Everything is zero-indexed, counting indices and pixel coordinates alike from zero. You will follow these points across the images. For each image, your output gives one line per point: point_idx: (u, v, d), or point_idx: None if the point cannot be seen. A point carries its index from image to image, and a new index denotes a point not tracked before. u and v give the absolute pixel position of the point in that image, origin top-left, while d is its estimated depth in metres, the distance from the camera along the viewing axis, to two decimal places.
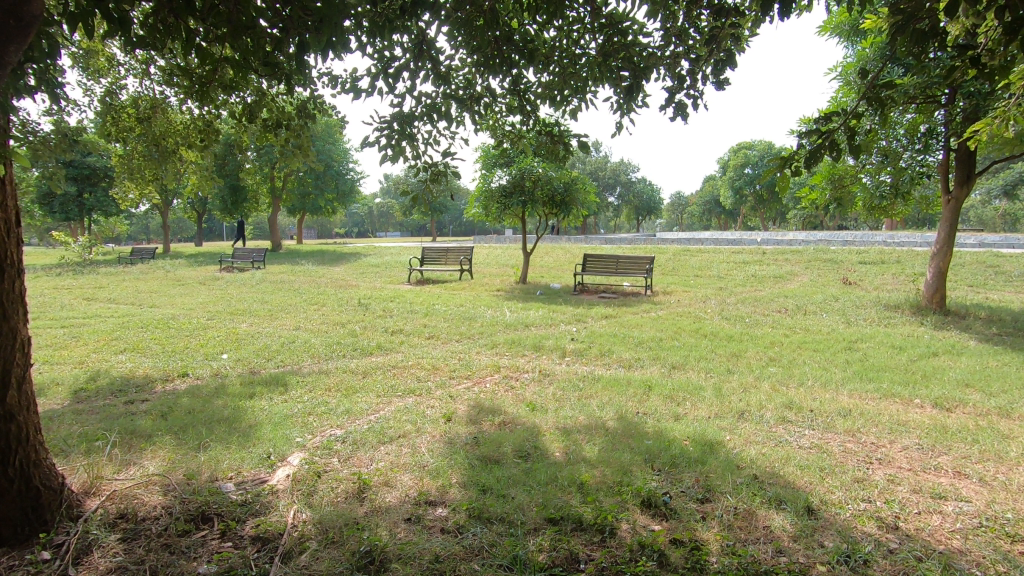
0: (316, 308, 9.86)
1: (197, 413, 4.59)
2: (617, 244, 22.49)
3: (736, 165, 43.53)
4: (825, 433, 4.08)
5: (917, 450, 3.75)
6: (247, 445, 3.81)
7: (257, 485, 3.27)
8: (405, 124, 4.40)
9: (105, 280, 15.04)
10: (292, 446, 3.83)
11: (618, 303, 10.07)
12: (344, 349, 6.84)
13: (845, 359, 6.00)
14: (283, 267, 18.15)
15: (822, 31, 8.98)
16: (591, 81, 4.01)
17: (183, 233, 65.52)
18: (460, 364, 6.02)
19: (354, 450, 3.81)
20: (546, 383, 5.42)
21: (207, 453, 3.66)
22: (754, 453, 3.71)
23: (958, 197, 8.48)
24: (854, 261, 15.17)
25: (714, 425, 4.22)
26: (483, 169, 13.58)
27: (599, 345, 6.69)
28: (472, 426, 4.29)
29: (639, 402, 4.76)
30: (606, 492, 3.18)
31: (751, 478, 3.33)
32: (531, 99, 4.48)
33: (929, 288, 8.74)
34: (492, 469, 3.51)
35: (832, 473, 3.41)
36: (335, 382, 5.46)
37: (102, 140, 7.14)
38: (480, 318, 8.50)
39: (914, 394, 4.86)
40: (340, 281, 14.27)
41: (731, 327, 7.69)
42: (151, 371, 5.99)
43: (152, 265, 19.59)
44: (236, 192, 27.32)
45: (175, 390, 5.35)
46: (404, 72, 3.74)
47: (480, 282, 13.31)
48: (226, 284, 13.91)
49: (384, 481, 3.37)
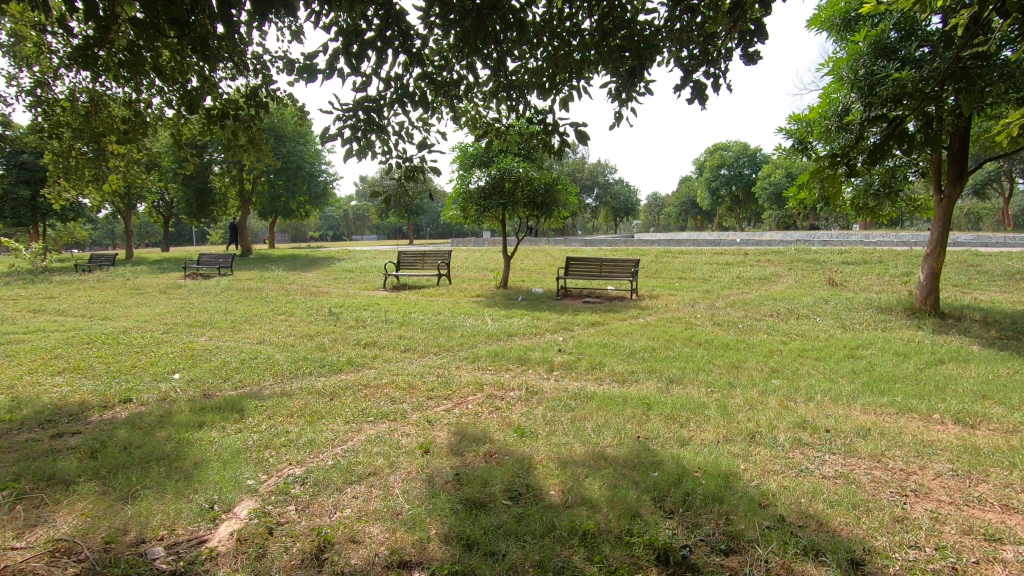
0: (282, 318, 9.19)
1: (133, 450, 3.96)
2: (597, 246, 22.13)
3: (713, 166, 43.74)
4: (847, 458, 3.67)
5: (953, 478, 3.36)
6: (187, 494, 3.22)
7: (193, 548, 2.71)
8: (374, 114, 3.90)
9: (57, 290, 14.02)
10: (240, 491, 3.25)
11: (604, 308, 9.64)
12: (310, 366, 6.23)
13: (850, 368, 5.64)
14: (252, 273, 17.31)
15: (810, 26, 8.71)
16: (587, 62, 3.58)
17: (149, 238, 63.32)
18: (438, 382, 5.48)
19: (315, 494, 3.25)
20: (534, 402, 4.92)
21: (135, 506, 3.07)
22: (775, 487, 3.27)
23: (950, 196, 8.24)
24: (836, 262, 15.03)
25: (725, 452, 3.78)
26: (460, 169, 12.99)
27: (589, 357, 6.21)
28: (453, 459, 3.76)
29: (639, 425, 4.28)
30: (614, 545, 2.69)
31: (779, 521, 2.88)
32: (519, 86, 4.02)
33: (922, 291, 8.50)
34: (479, 516, 2.99)
35: (867, 511, 2.99)
36: (298, 406, 4.88)
37: (34, 136, 6.48)
38: (460, 328, 7.97)
39: (932, 409, 4.50)
40: (311, 288, 13.53)
41: (725, 334, 7.30)
42: (88, 397, 5.30)
43: (110, 272, 18.49)
44: (202, 195, 26.16)
45: (112, 420, 4.70)
46: (370, 49, 3.22)
47: (458, 287, 12.76)
48: (187, 293, 13.05)
49: (349, 535, 2.82)
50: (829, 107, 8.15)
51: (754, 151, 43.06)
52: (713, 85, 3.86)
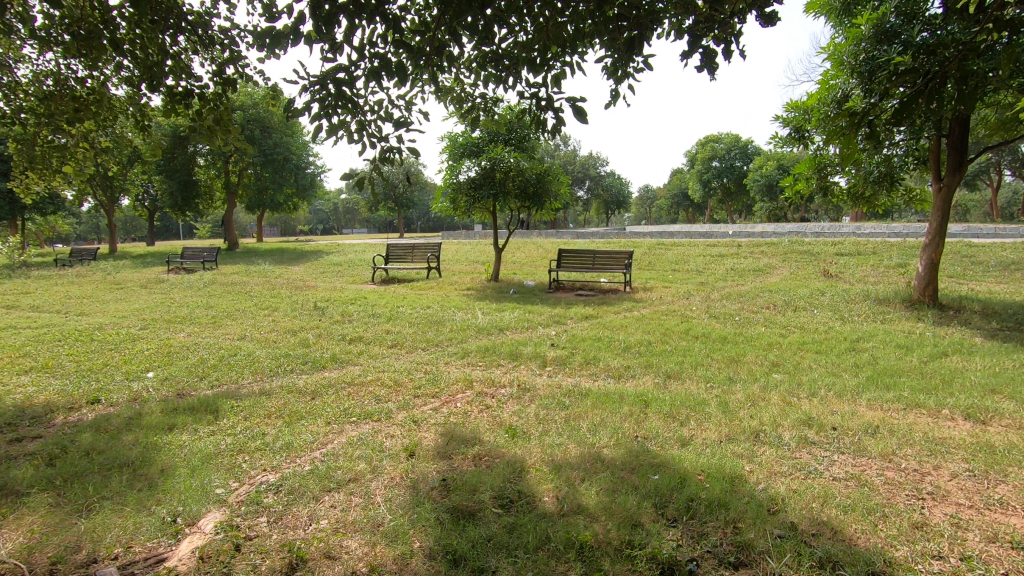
0: (266, 313, 8.88)
1: (95, 456, 3.68)
2: (589, 238, 21.92)
3: (704, 159, 43.63)
4: (857, 458, 3.48)
5: (970, 479, 3.17)
6: (148, 505, 2.95)
7: (151, 568, 2.45)
8: (346, 88, 3.61)
9: (33, 285, 13.57)
10: (208, 502, 2.98)
11: (598, 301, 9.42)
12: (291, 363, 5.95)
13: (853, 362, 5.45)
14: (237, 267, 16.91)
15: (810, 9, 8.45)
16: (583, 31, 3.30)
17: (135, 232, 62.34)
18: (425, 379, 5.23)
19: (289, 504, 3.00)
20: (526, 400, 4.68)
21: (91, 519, 2.80)
22: (784, 490, 3.06)
23: (950, 185, 8.06)
24: (830, 253, 14.89)
25: (728, 452, 3.57)
26: (450, 159, 12.64)
27: (583, 352, 5.98)
28: (439, 463, 3.52)
29: (637, 424, 4.06)
30: (614, 559, 2.47)
31: (790, 529, 2.68)
32: (508, 58, 3.73)
33: (920, 281, 8.34)
34: (468, 526, 2.76)
35: (884, 517, 2.80)
36: (276, 406, 4.61)
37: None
38: (450, 322, 7.71)
39: (941, 404, 4.31)
40: (297, 282, 13.20)
41: (722, 327, 7.10)
42: (54, 398, 5.00)
43: (91, 267, 18.00)
44: (187, 187, 25.59)
45: (77, 423, 4.41)
46: (340, 12, 2.93)
47: (449, 281, 12.50)
48: (169, 288, 12.67)
49: (324, 550, 2.58)
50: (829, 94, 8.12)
51: (745, 142, 42.97)
52: (724, 53, 3.54)
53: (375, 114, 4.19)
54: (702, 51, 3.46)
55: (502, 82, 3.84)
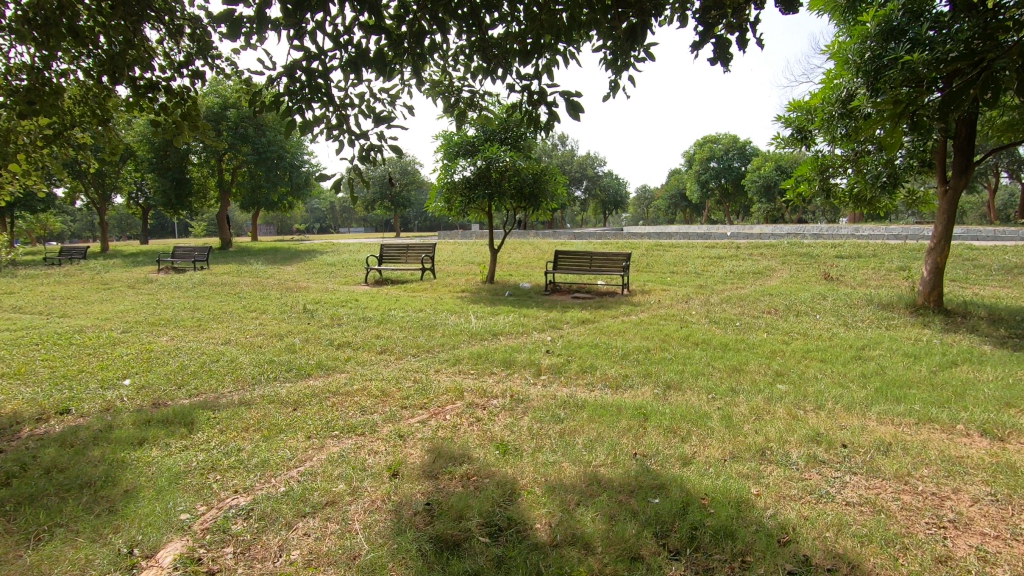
0: (253, 316, 8.63)
1: (55, 474, 3.43)
2: (586, 239, 21.72)
3: (702, 159, 43.46)
4: (870, 480, 3.26)
5: (993, 505, 2.96)
6: (103, 536, 2.70)
7: None
8: (321, 78, 3.37)
9: (18, 285, 13.27)
10: (170, 530, 2.74)
11: (595, 304, 9.21)
12: (275, 370, 5.70)
13: (860, 371, 5.24)
14: (228, 267, 16.62)
15: (813, 7, 8.25)
16: (581, 19, 3.05)
17: (129, 230, 61.79)
18: (414, 389, 5.00)
19: (259, 532, 2.76)
20: (519, 412, 4.45)
21: (39, 552, 2.56)
22: (794, 517, 2.84)
23: (956, 187, 7.86)
24: (830, 256, 14.71)
25: (733, 472, 3.35)
26: (444, 159, 12.38)
27: (579, 359, 5.75)
28: (424, 483, 3.28)
29: (637, 440, 3.83)
30: None
31: (803, 565, 2.46)
32: (500, 48, 3.47)
33: (925, 286, 8.14)
34: (452, 559, 2.53)
35: (904, 549, 2.58)
36: (255, 418, 4.37)
37: None
38: (442, 326, 7.48)
39: (954, 418, 4.10)
40: (289, 283, 12.95)
41: (723, 334, 6.88)
42: (22, 407, 4.74)
43: (80, 266, 17.68)
44: (180, 185, 25.26)
45: (43, 436, 4.16)
46: None
47: (443, 282, 12.27)
48: (157, 288, 12.38)
49: None
50: (833, 93, 8.00)
51: (743, 143, 42.85)
52: (739, 43, 3.28)
53: (355, 109, 3.96)
54: (712, 40, 3.21)
55: (491, 74, 3.59)
